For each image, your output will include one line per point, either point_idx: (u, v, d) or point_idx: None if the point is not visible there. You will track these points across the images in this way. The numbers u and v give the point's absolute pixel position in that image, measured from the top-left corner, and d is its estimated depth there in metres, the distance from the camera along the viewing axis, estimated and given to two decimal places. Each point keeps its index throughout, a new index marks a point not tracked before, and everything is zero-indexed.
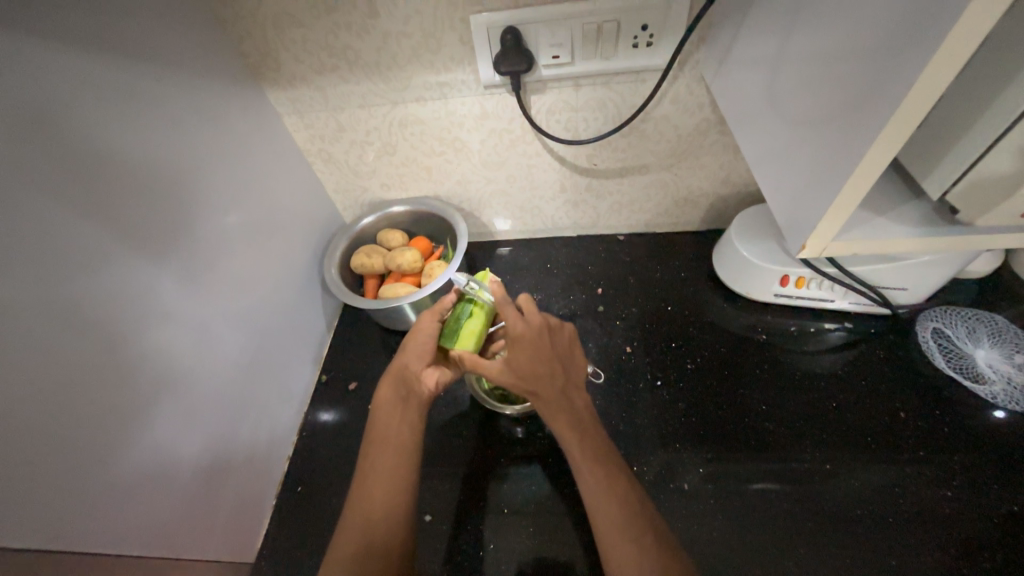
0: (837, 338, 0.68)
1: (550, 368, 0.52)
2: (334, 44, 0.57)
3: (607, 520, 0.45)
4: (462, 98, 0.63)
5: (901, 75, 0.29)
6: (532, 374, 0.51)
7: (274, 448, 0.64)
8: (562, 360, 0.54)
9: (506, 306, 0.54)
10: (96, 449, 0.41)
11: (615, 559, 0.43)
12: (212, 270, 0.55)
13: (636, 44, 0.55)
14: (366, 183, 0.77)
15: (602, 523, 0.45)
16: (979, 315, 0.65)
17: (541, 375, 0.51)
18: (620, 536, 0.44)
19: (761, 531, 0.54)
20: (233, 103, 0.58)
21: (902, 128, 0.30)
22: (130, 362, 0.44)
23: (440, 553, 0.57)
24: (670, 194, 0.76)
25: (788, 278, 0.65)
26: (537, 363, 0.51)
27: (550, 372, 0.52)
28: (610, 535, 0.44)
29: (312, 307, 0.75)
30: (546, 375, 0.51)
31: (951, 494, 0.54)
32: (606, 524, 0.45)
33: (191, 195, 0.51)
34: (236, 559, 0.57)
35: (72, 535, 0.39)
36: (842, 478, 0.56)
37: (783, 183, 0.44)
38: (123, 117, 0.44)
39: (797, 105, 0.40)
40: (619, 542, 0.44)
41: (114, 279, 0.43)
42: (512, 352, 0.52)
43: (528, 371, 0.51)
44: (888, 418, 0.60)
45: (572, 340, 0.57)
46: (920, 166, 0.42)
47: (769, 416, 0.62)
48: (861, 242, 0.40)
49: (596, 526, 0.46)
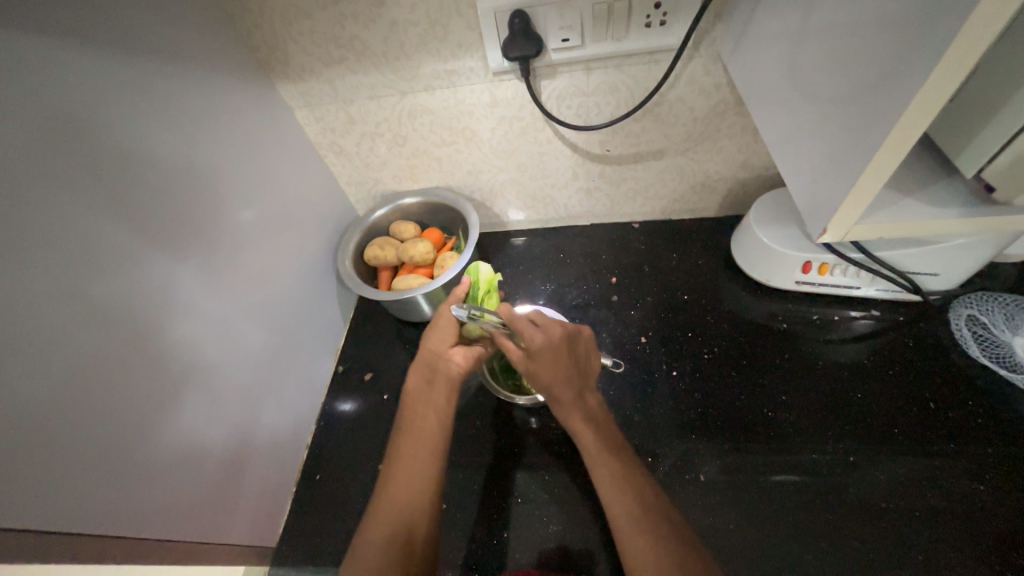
0: (862, 327, 0.65)
1: (567, 371, 0.51)
2: (341, 35, 0.57)
3: (623, 519, 0.45)
4: (470, 85, 0.62)
5: (935, 42, 0.27)
6: (549, 374, 0.51)
7: (295, 437, 0.66)
8: (580, 363, 0.53)
9: (519, 321, 0.53)
10: (124, 439, 0.42)
11: (632, 557, 0.42)
12: (229, 265, 0.56)
13: (649, 23, 0.53)
14: (378, 175, 0.77)
15: (621, 529, 0.44)
16: (1019, 301, 0.62)
17: (560, 380, 0.51)
18: (641, 536, 0.43)
19: (781, 524, 0.53)
20: (244, 97, 0.58)
21: (939, 92, 0.28)
22: (153, 354, 0.46)
23: (457, 542, 0.57)
24: (687, 180, 0.74)
25: (810, 264, 0.63)
26: (554, 365, 0.51)
27: (564, 373, 0.51)
28: (631, 538, 0.43)
29: (328, 299, 0.76)
30: (564, 379, 0.51)
31: (984, 488, 0.52)
32: (625, 528, 0.44)
33: (206, 189, 0.52)
34: (258, 543, 0.59)
35: (102, 519, 0.40)
36: (867, 471, 0.55)
37: (805, 165, 0.42)
38: (139, 114, 0.45)
39: (819, 81, 0.38)
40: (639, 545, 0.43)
41: (136, 276, 0.44)
42: (530, 355, 0.52)
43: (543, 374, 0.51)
44: (917, 409, 0.58)
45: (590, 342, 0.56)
46: (955, 142, 0.39)
47: (789, 406, 0.60)
48: (887, 225, 0.39)
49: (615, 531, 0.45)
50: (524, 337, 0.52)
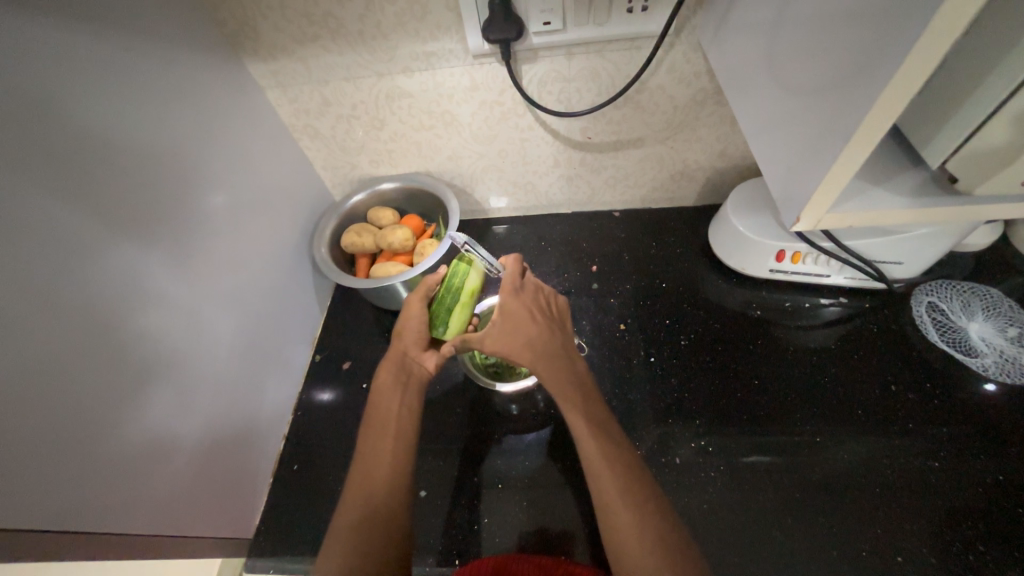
0: (831, 313, 0.68)
1: (542, 326, 0.52)
2: (314, 11, 0.55)
3: (609, 488, 0.44)
4: (450, 68, 0.60)
5: (905, 36, 0.27)
6: (526, 324, 0.52)
7: (269, 429, 0.65)
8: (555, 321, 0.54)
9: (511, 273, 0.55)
10: (92, 436, 0.41)
11: (608, 501, 0.43)
12: (198, 252, 0.53)
13: (631, 9, 0.53)
14: (355, 160, 0.75)
15: (602, 494, 0.44)
16: (974, 288, 0.65)
17: (538, 332, 0.52)
18: (622, 506, 0.43)
19: (753, 503, 0.55)
20: (211, 74, 0.56)
21: (909, 84, 0.29)
22: (119, 348, 0.43)
23: (437, 528, 0.58)
24: (667, 168, 0.75)
25: (783, 253, 0.64)
26: (530, 317, 0.53)
27: (546, 336, 0.52)
28: (609, 501, 0.43)
29: (303, 287, 0.74)
30: (538, 332, 0.52)
31: (938, 464, 0.55)
32: (610, 494, 0.44)
33: (172, 170, 0.50)
34: (236, 535, 0.58)
35: (69, 516, 0.39)
36: (832, 451, 0.57)
37: (780, 155, 0.42)
38: (96, 91, 0.42)
39: (796, 71, 0.38)
40: (622, 514, 0.42)
41: (100, 263, 0.42)
42: (511, 300, 0.53)
43: (525, 336, 0.51)
44: (880, 391, 0.61)
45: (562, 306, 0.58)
46: (920, 134, 0.40)
47: (762, 390, 0.62)
48: (858, 214, 0.40)
49: (599, 501, 0.44)
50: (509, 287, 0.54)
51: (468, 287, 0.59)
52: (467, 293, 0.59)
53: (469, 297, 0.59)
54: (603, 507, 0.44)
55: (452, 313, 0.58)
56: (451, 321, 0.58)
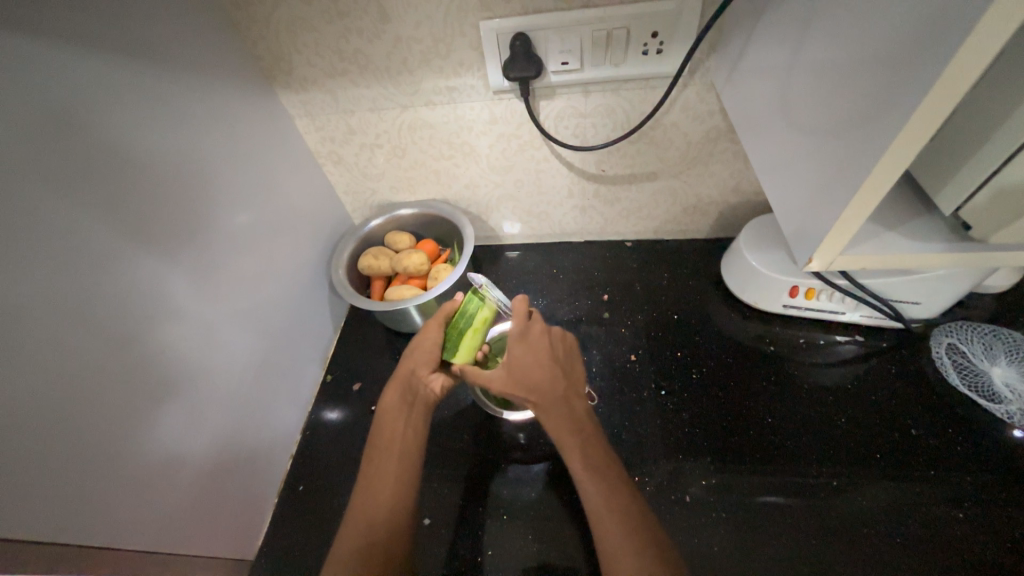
0: (846, 352, 0.67)
1: (548, 372, 0.52)
2: (345, 48, 0.58)
3: (616, 548, 0.42)
4: (471, 103, 0.63)
5: (914, 89, 0.28)
6: (531, 371, 0.52)
7: (277, 447, 0.65)
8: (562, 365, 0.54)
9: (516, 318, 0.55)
10: (105, 448, 0.41)
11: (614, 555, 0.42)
12: (219, 270, 0.55)
13: (646, 52, 0.55)
14: (376, 185, 0.78)
15: (608, 556, 0.43)
16: (996, 332, 0.64)
17: (542, 380, 0.51)
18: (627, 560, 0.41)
19: (765, 547, 0.53)
20: (245, 104, 0.59)
21: (918, 134, 0.29)
22: (137, 361, 0.45)
23: (438, 559, 0.57)
24: (680, 202, 0.76)
25: (797, 289, 0.64)
26: (535, 364, 0.52)
27: (552, 379, 0.52)
28: (616, 552, 0.42)
29: (319, 306, 0.76)
30: (546, 379, 0.51)
31: (962, 515, 0.53)
32: (616, 552, 0.42)
33: (200, 192, 0.52)
34: (236, 555, 0.58)
35: (76, 529, 0.40)
36: (849, 495, 0.55)
37: (792, 195, 0.43)
38: (137, 119, 0.45)
39: (808, 115, 0.39)
40: None
41: (125, 278, 0.44)
42: (516, 346, 0.54)
43: (529, 381, 0.52)
44: (899, 435, 0.59)
45: (572, 349, 0.57)
46: (934, 180, 0.41)
47: (775, 429, 0.61)
48: (871, 256, 0.40)
49: (604, 557, 0.43)
50: (514, 332, 0.55)
51: (484, 313, 0.59)
52: (481, 320, 0.59)
53: (483, 324, 0.59)
54: (606, 562, 0.43)
55: (463, 337, 0.58)
56: (461, 344, 0.58)
